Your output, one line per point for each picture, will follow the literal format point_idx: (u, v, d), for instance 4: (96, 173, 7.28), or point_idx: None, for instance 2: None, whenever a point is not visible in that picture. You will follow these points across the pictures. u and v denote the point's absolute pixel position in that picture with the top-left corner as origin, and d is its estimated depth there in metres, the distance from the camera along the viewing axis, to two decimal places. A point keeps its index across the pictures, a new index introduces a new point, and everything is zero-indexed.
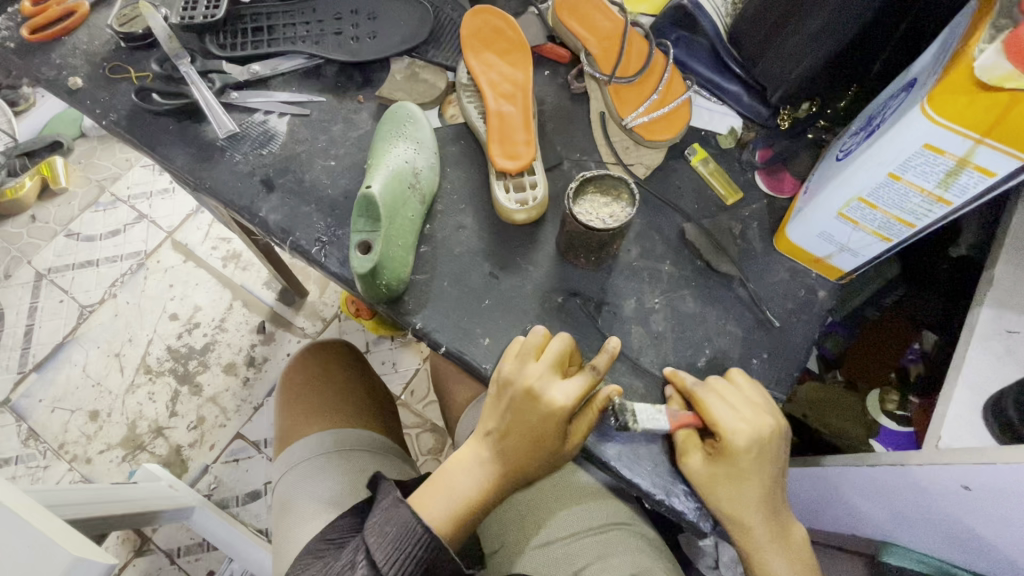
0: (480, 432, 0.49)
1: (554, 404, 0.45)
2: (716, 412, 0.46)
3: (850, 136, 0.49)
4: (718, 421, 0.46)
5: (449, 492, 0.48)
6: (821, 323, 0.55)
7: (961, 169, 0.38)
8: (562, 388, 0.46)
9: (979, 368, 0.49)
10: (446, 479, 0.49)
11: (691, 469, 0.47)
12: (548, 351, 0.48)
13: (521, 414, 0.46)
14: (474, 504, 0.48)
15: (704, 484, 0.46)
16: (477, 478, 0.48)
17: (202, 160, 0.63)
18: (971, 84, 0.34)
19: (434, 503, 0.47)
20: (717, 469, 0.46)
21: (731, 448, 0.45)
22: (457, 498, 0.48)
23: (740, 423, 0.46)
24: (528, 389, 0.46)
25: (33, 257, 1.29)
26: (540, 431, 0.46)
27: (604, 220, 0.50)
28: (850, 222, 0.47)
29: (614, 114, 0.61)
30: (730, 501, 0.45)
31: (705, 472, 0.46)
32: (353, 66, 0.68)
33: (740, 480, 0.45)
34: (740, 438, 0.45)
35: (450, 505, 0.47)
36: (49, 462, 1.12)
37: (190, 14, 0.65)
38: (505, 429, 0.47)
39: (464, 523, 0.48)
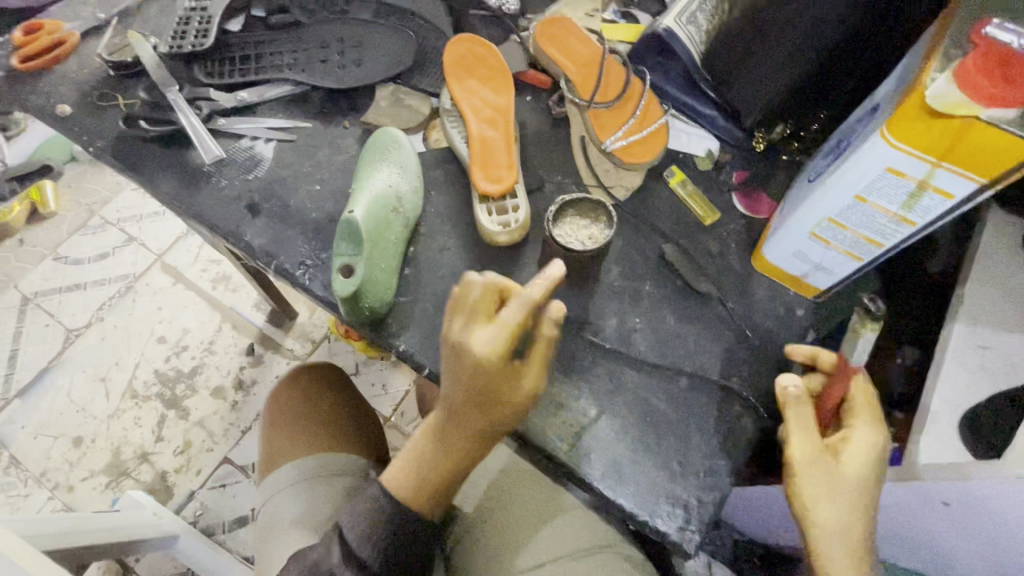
0: (440, 400, 0.45)
1: (498, 335, 0.40)
2: (856, 400, 0.45)
3: (820, 160, 0.51)
4: (854, 407, 0.45)
5: (418, 467, 0.47)
6: (800, 340, 0.56)
7: (922, 192, 0.39)
8: (492, 331, 0.40)
9: (954, 383, 0.49)
10: (416, 453, 0.48)
11: (806, 443, 0.43)
12: (481, 288, 0.41)
13: (456, 370, 0.42)
14: (446, 473, 0.47)
15: (810, 465, 0.42)
16: (444, 449, 0.47)
17: (189, 186, 0.64)
18: (926, 113, 0.35)
19: (405, 479, 0.47)
20: (829, 462, 0.42)
21: (857, 439, 0.43)
22: (427, 471, 0.47)
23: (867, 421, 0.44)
24: (469, 338, 0.41)
25: (20, 281, 1.28)
26: (491, 378, 0.41)
27: (584, 242, 0.51)
28: (822, 242, 0.49)
29: (594, 139, 0.62)
30: (822, 495, 0.42)
31: (815, 453, 0.42)
32: (339, 93, 0.69)
33: (849, 481, 0.42)
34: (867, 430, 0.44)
35: (421, 477, 0.47)
36: (31, 490, 1.10)
37: (178, 43, 0.67)
38: (457, 390, 0.43)
39: (442, 491, 0.48)
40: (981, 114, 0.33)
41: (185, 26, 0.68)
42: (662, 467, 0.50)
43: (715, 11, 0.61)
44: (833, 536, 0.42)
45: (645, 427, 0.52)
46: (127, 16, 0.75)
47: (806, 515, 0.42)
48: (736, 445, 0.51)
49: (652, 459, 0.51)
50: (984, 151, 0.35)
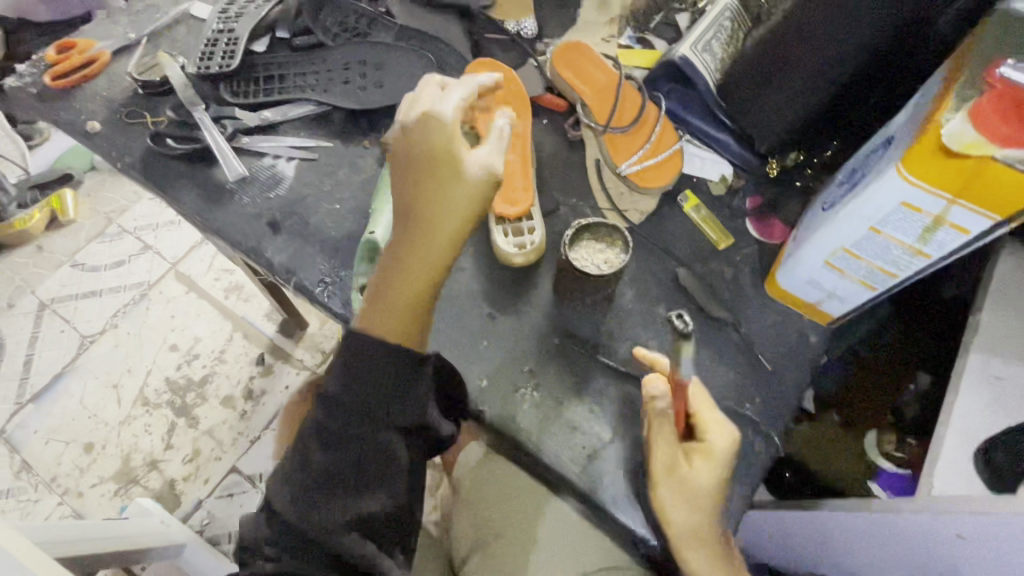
0: (404, 174, 0.48)
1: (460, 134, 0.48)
2: (704, 409, 0.46)
3: (834, 189, 0.52)
4: (702, 417, 0.46)
5: (377, 304, 0.48)
6: (813, 366, 0.56)
7: (937, 227, 0.39)
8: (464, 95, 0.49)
9: (968, 413, 0.50)
10: (372, 295, 0.49)
11: (660, 452, 0.46)
12: (435, 85, 0.50)
13: (410, 158, 0.48)
14: (413, 296, 0.48)
15: (662, 468, 0.46)
16: (404, 257, 0.48)
17: (211, 202, 0.65)
18: (941, 152, 0.36)
19: (369, 319, 0.48)
20: (681, 468, 0.45)
21: (712, 449, 0.45)
22: (388, 300, 0.48)
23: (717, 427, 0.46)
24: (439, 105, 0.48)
25: (38, 287, 1.31)
26: (458, 143, 0.47)
27: (598, 265, 0.55)
28: (836, 271, 0.49)
29: (609, 163, 0.64)
30: (671, 496, 0.46)
31: (671, 462, 0.45)
32: (360, 113, 0.71)
33: (698, 486, 0.45)
34: (716, 438, 0.45)
35: (383, 313, 0.48)
36: (41, 495, 1.12)
37: (205, 64, 0.69)
38: (421, 171, 0.48)
39: (406, 324, 0.48)
40: (996, 154, 0.34)
41: (212, 47, 0.70)
42: None
43: (728, 40, 0.64)
44: (685, 532, 0.46)
45: None
46: (156, 36, 0.77)
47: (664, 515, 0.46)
48: (749, 471, 0.52)
49: None
50: (999, 190, 0.35)
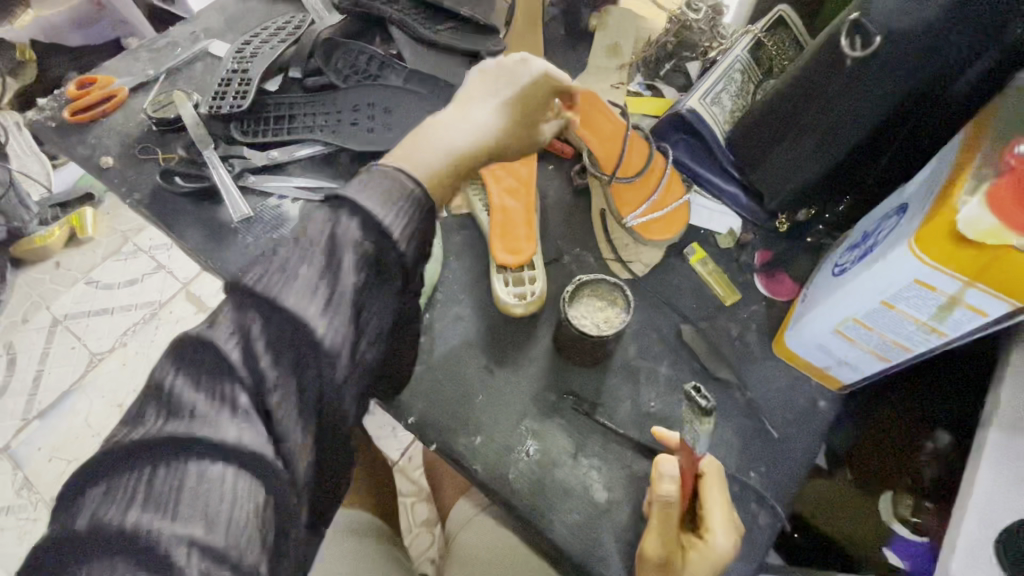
0: (508, 75, 0.45)
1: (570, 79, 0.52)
2: (712, 507, 0.44)
3: (846, 252, 0.50)
4: (710, 512, 0.44)
5: (442, 142, 0.39)
6: (822, 435, 0.54)
7: (953, 307, 0.37)
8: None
9: (990, 496, 0.47)
10: (428, 134, 0.39)
11: (657, 539, 0.43)
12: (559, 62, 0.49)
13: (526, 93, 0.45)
14: (468, 161, 0.40)
15: (651, 553, 0.43)
16: (475, 127, 0.41)
17: (216, 241, 0.66)
18: (955, 234, 0.34)
19: (417, 159, 0.37)
20: (675, 563, 0.42)
21: (713, 548, 0.42)
22: (451, 146, 0.39)
23: (724, 525, 0.43)
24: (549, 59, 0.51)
25: (51, 303, 1.32)
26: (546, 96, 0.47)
27: (598, 324, 0.50)
28: (847, 339, 0.47)
29: (615, 213, 0.62)
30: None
31: (666, 553, 0.43)
32: (367, 155, 0.71)
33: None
34: (722, 538, 0.42)
35: (442, 152, 0.38)
36: (39, 515, 1.12)
37: (217, 104, 0.70)
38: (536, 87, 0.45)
39: (450, 187, 0.39)
40: (1015, 243, 0.32)
41: (226, 87, 0.72)
42: None
43: (739, 92, 0.64)
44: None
45: None
46: (175, 73, 0.79)
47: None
48: (751, 547, 0.49)
49: None
50: (1019, 278, 0.33)
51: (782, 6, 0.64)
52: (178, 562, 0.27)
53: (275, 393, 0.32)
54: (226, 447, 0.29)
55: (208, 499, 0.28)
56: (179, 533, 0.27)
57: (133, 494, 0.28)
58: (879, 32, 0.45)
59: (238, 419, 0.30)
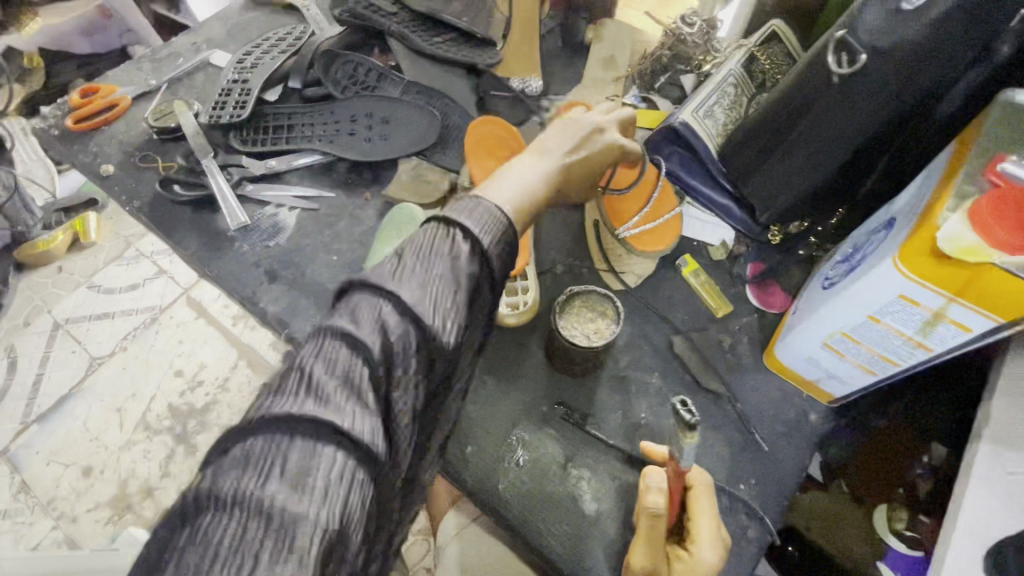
0: (582, 131, 0.47)
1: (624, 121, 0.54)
2: (700, 517, 0.44)
3: (834, 266, 0.50)
4: (697, 523, 0.44)
5: (524, 182, 0.41)
6: (812, 447, 0.54)
7: (938, 322, 0.38)
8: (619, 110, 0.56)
9: (979, 512, 0.47)
10: (513, 173, 0.42)
11: (643, 551, 0.43)
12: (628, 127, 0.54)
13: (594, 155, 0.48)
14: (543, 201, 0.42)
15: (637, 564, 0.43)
16: (549, 171, 0.43)
17: (213, 248, 0.66)
18: (937, 251, 0.34)
19: (504, 193, 0.39)
20: (662, 574, 0.43)
21: (698, 560, 0.42)
22: (530, 188, 0.41)
23: (712, 537, 0.43)
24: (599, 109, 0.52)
25: (53, 307, 1.33)
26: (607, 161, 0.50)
27: (588, 335, 0.51)
28: (836, 353, 0.47)
29: (609, 224, 0.61)
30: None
31: (652, 564, 0.43)
32: (363, 164, 0.72)
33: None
34: (707, 550, 0.42)
35: (525, 191, 0.40)
36: (36, 518, 1.12)
37: (217, 114, 0.71)
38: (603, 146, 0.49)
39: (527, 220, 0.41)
40: (996, 259, 0.32)
41: (226, 96, 0.73)
42: None
43: (731, 106, 0.64)
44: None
45: None
46: (176, 82, 0.80)
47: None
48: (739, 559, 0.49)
49: None
50: (1001, 294, 0.33)
51: (775, 21, 0.64)
52: (301, 540, 0.26)
53: (401, 389, 0.33)
54: (359, 438, 0.29)
55: (334, 483, 0.28)
56: (310, 514, 0.27)
57: (264, 468, 0.27)
58: (864, 50, 0.46)
59: (365, 411, 0.30)
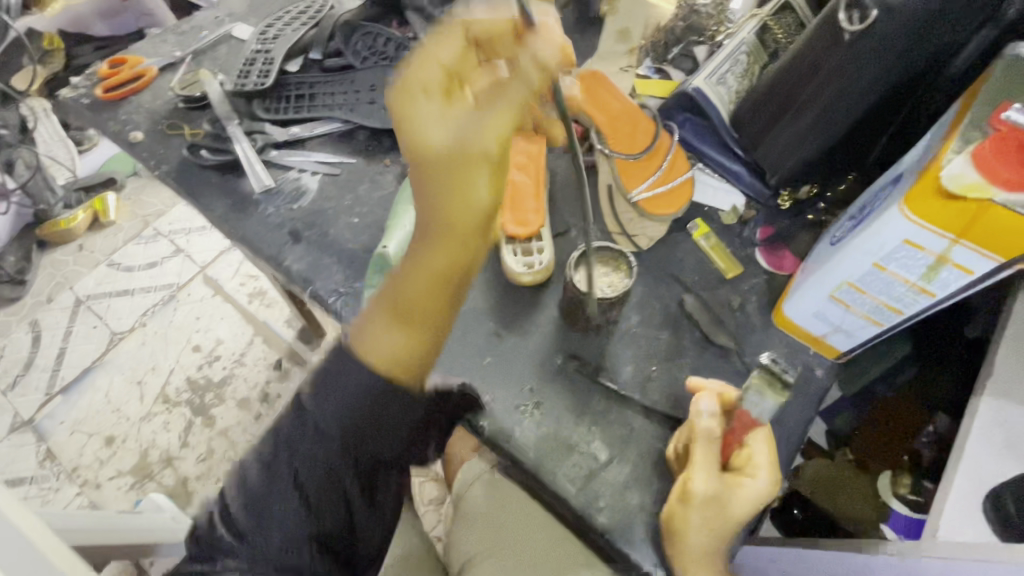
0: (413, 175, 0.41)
1: (459, 150, 0.38)
2: (755, 448, 0.47)
3: (843, 223, 0.51)
4: (753, 453, 0.47)
5: (388, 304, 0.44)
6: (818, 401, 0.55)
7: (941, 265, 0.39)
8: (483, 109, 0.38)
9: (978, 459, 0.49)
10: (391, 289, 0.44)
11: (707, 477, 0.45)
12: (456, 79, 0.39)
13: (436, 201, 0.40)
14: (412, 311, 0.43)
15: (699, 490, 0.45)
16: (410, 272, 0.43)
17: (239, 210, 0.69)
18: (940, 192, 0.36)
19: (364, 335, 0.44)
20: (718, 495, 0.45)
21: (753, 484, 0.45)
22: (393, 300, 0.43)
23: (766, 465, 0.46)
24: (416, 100, 0.38)
25: (75, 284, 1.37)
26: (466, 217, 0.41)
27: (604, 288, 0.53)
28: (842, 304, 0.49)
29: (621, 188, 0.64)
30: (705, 525, 0.45)
31: (709, 487, 0.45)
32: (382, 132, 0.74)
33: (729, 519, 0.44)
34: (761, 474, 0.45)
35: (382, 352, 0.44)
36: (61, 485, 1.16)
37: (242, 82, 0.73)
38: (423, 195, 0.41)
39: (401, 344, 0.44)
40: (996, 197, 0.34)
41: (250, 66, 0.75)
42: None
43: (744, 73, 0.65)
44: (694, 557, 0.44)
45: (655, 480, 0.52)
46: (200, 54, 0.83)
47: (678, 536, 0.45)
48: None
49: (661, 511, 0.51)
50: (1002, 233, 0.35)
51: None
52: None
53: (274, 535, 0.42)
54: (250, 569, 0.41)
55: None
56: None
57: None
58: (875, 6, 0.47)
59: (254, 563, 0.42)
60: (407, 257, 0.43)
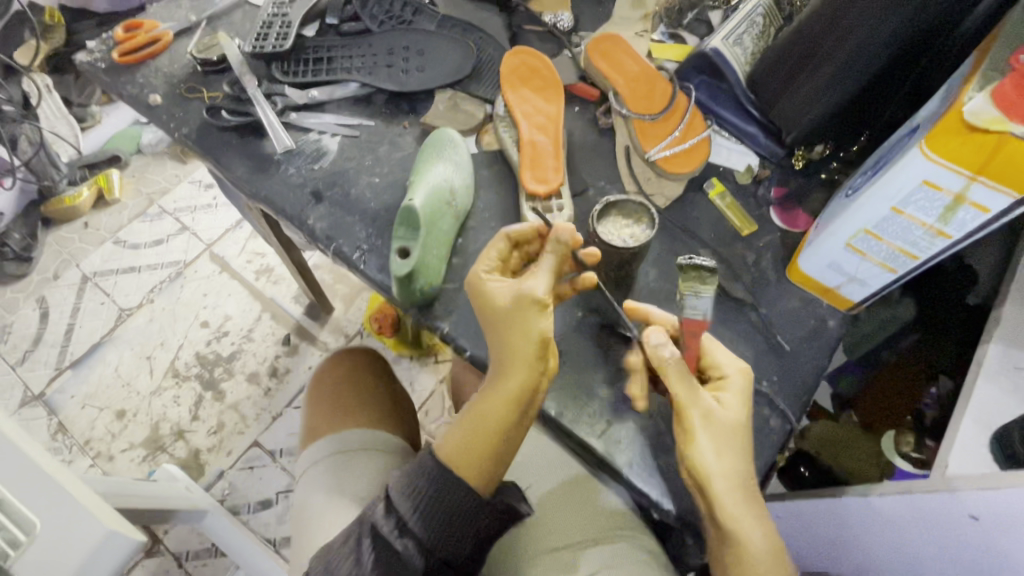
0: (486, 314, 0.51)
1: (518, 294, 0.50)
2: (714, 351, 0.50)
3: (858, 177, 0.53)
4: (713, 355, 0.50)
5: (468, 424, 0.50)
6: (831, 350, 0.57)
7: (958, 205, 0.41)
8: (534, 273, 0.51)
9: (986, 402, 0.51)
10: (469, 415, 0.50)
11: (694, 404, 0.46)
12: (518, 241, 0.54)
13: (504, 326, 0.50)
14: (490, 435, 0.49)
15: (697, 417, 0.46)
16: (485, 410, 0.50)
17: (260, 171, 0.69)
18: (962, 127, 0.38)
19: (452, 443, 0.50)
20: (713, 410, 0.46)
21: (731, 385, 0.48)
22: (473, 428, 0.49)
23: (730, 361, 0.50)
24: (484, 275, 0.53)
25: (81, 261, 1.37)
26: (520, 348, 0.49)
27: (625, 239, 0.54)
28: (858, 253, 0.51)
29: (638, 148, 0.66)
30: (722, 446, 0.46)
31: (701, 410, 0.46)
32: (400, 95, 0.74)
33: (734, 425, 0.47)
34: (729, 368, 0.49)
35: (467, 451, 0.49)
36: (74, 457, 1.17)
37: (261, 44, 0.74)
38: (489, 332, 0.51)
39: (485, 455, 0.49)
40: (1016, 130, 0.36)
41: (267, 29, 0.75)
42: None
43: (760, 35, 0.67)
44: (729, 481, 0.45)
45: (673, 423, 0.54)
46: (215, 20, 0.83)
47: (706, 473, 0.45)
48: (762, 447, 0.53)
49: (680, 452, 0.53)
50: (1019, 167, 0.37)
51: None
52: None
53: None
54: None
55: None
56: None
57: None
58: None
59: None
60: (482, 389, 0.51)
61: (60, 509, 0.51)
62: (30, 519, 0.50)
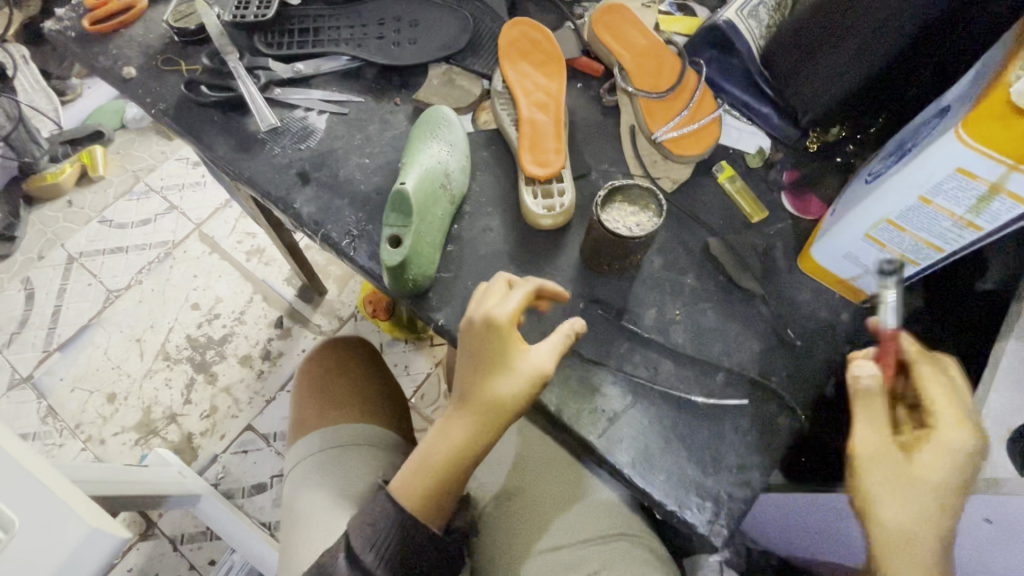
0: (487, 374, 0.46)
1: (534, 375, 0.46)
2: (936, 396, 0.40)
3: (880, 160, 0.50)
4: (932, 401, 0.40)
5: (431, 470, 0.47)
6: (842, 344, 0.55)
7: (993, 196, 0.38)
8: (549, 352, 0.47)
9: (1003, 403, 0.48)
10: (431, 457, 0.47)
11: (875, 441, 0.39)
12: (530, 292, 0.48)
13: (501, 395, 0.46)
14: (449, 487, 0.48)
15: (878, 468, 0.39)
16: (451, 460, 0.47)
17: (244, 150, 0.65)
18: (1007, 110, 0.34)
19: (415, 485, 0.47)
20: (895, 459, 0.39)
21: (945, 441, 0.38)
22: (436, 477, 0.47)
23: (955, 416, 0.39)
24: (507, 330, 0.45)
25: (67, 240, 1.33)
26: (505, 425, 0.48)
27: (631, 227, 0.51)
28: (877, 244, 0.47)
29: (644, 127, 0.62)
30: (897, 503, 0.38)
31: (880, 449, 0.39)
32: (391, 70, 0.70)
33: (929, 488, 0.38)
34: (952, 427, 0.39)
35: (425, 497, 0.47)
36: (64, 441, 1.14)
37: (242, 13, 0.68)
38: (484, 390, 0.46)
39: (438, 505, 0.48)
40: None
41: None
42: (694, 461, 0.50)
43: (776, 7, 0.62)
44: (906, 542, 0.38)
45: (678, 420, 0.52)
46: None
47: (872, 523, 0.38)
48: (767, 444, 0.51)
49: (682, 450, 0.51)
50: None
51: None
52: None
53: None
54: None
55: None
56: None
57: None
58: None
59: None
60: (454, 440, 0.47)
61: (36, 502, 0.46)
62: (8, 516, 0.45)
